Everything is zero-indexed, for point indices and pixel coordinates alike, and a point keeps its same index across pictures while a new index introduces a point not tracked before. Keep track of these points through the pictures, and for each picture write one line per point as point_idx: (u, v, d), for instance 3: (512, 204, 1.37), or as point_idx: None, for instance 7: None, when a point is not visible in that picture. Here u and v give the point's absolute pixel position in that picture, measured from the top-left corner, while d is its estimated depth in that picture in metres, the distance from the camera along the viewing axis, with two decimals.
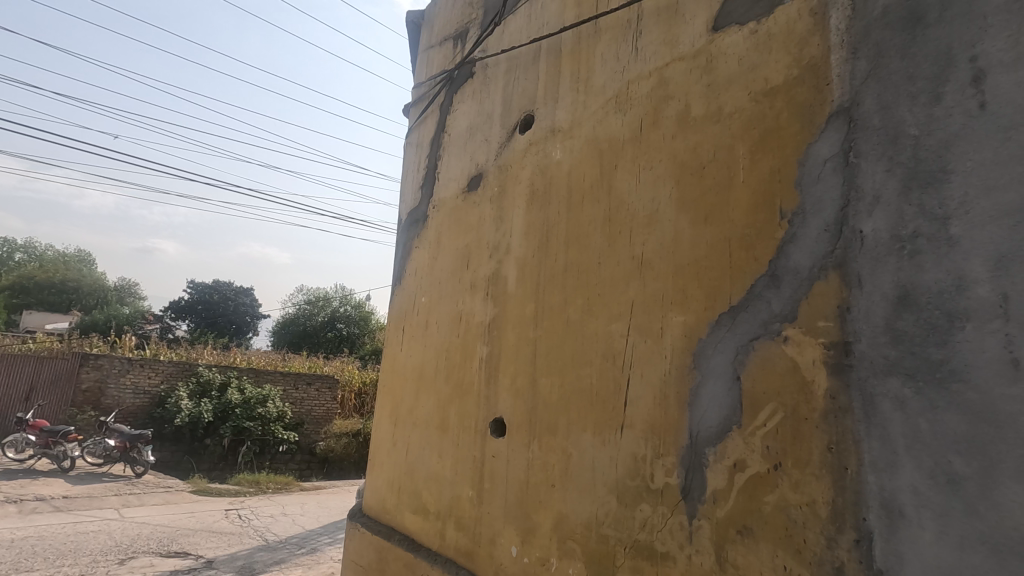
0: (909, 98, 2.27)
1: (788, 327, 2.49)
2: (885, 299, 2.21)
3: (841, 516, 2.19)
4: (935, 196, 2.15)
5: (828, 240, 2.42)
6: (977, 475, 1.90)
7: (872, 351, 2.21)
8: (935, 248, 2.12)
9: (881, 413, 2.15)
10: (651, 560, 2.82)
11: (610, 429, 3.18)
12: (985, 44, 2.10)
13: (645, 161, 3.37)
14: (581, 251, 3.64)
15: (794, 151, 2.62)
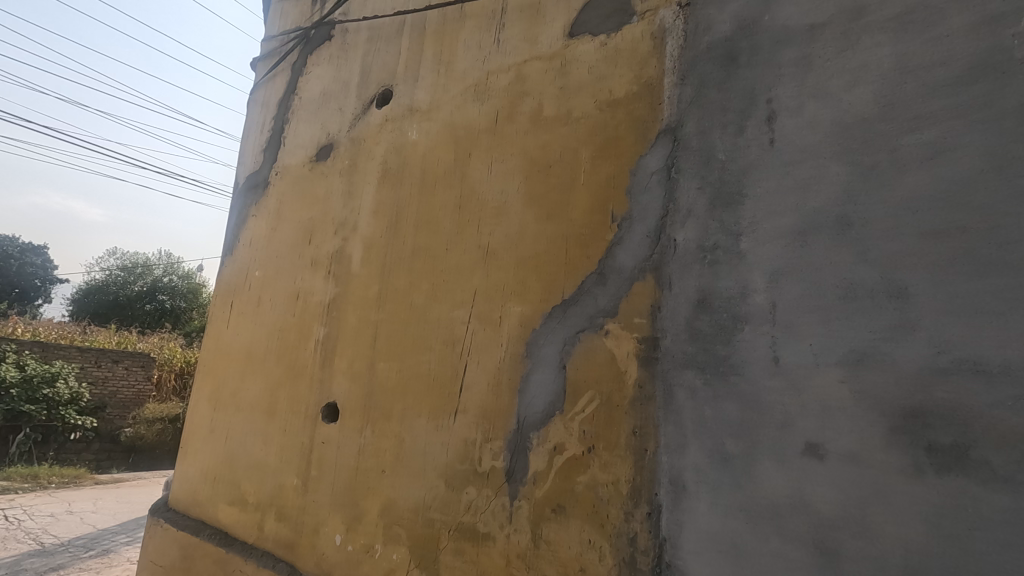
0: (721, 126, 2.59)
1: (609, 321, 2.73)
2: (688, 301, 2.52)
3: (638, 492, 2.46)
4: (733, 215, 2.48)
5: (648, 245, 2.68)
6: (742, 454, 2.24)
7: (674, 346, 2.51)
8: (728, 259, 2.45)
9: (677, 401, 2.45)
10: (473, 541, 2.91)
11: (445, 414, 3.20)
12: (779, 90, 2.47)
13: (498, 153, 3.42)
14: (430, 236, 3.60)
15: (628, 161, 2.85)
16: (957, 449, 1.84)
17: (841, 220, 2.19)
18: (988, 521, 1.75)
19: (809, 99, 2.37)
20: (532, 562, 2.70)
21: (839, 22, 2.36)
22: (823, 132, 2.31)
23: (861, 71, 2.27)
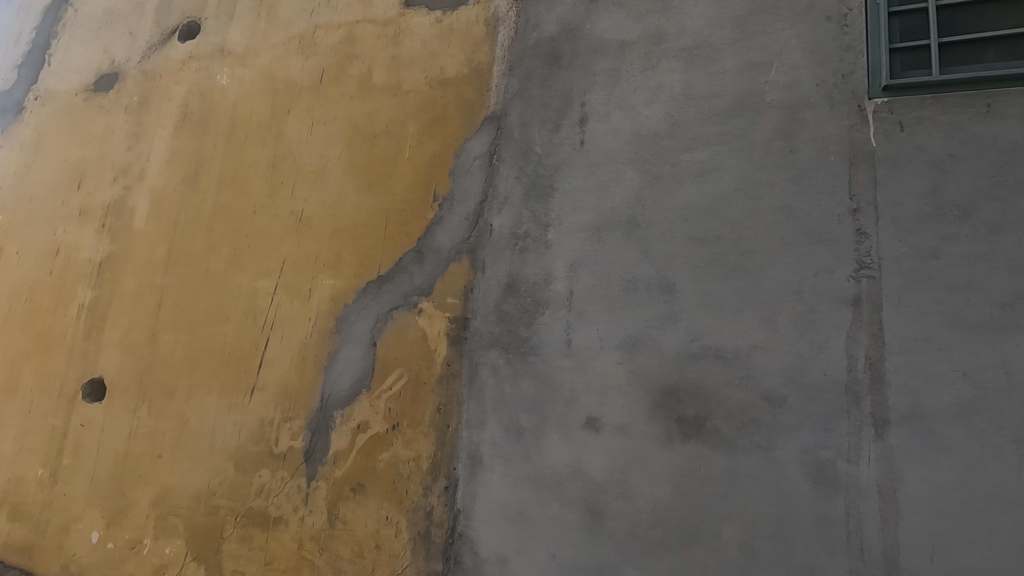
0: (541, 122, 2.75)
1: (423, 300, 2.75)
2: (497, 285, 2.65)
3: (438, 467, 2.56)
4: (543, 207, 2.64)
5: (466, 227, 2.76)
6: (533, 428, 2.43)
7: (482, 327, 2.63)
8: (537, 247, 2.61)
9: (480, 379, 2.57)
10: (262, 527, 2.75)
11: (238, 392, 2.93)
12: (592, 95, 2.68)
13: (320, 114, 3.19)
14: (235, 195, 3.23)
15: (454, 143, 2.89)
16: (698, 420, 2.21)
17: (630, 221, 2.47)
18: (712, 478, 2.15)
19: (615, 108, 2.62)
20: (327, 542, 2.65)
21: (644, 44, 2.64)
22: (623, 140, 2.57)
23: (657, 91, 2.57)
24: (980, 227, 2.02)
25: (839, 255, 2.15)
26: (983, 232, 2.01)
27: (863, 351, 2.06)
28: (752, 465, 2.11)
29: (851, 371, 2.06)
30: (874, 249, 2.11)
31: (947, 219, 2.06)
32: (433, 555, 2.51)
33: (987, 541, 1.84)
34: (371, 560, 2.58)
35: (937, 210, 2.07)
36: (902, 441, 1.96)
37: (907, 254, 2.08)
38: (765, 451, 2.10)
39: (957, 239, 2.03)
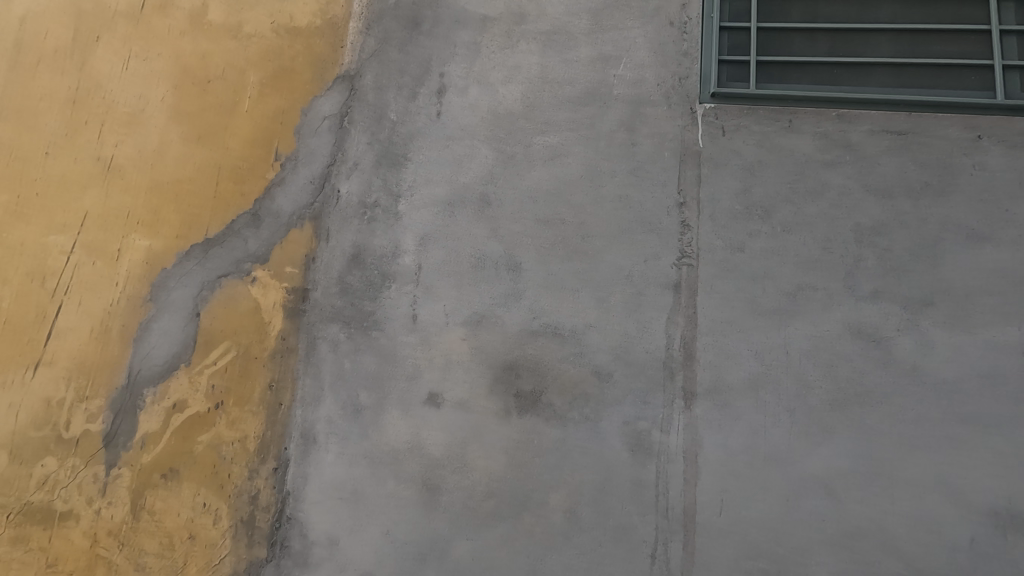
0: (397, 87, 2.63)
1: (257, 267, 2.51)
2: (342, 255, 2.51)
3: (266, 448, 2.38)
4: (395, 177, 2.55)
5: (310, 192, 2.57)
6: (373, 404, 2.36)
7: (323, 299, 2.48)
8: (386, 218, 2.52)
9: (318, 354, 2.44)
10: (44, 525, 2.35)
11: (16, 369, 2.43)
12: (451, 67, 2.63)
13: (138, 45, 2.72)
14: (17, 130, 2.62)
15: (301, 99, 2.66)
16: (534, 394, 2.30)
17: (482, 199, 2.49)
18: (544, 449, 2.26)
19: (473, 83, 2.60)
20: (128, 537, 2.35)
21: (505, 22, 2.63)
22: (479, 117, 2.57)
23: (515, 71, 2.59)
24: (776, 226, 2.32)
25: (665, 244, 2.36)
26: (778, 230, 2.31)
27: (679, 331, 2.28)
28: (580, 437, 2.25)
29: (668, 349, 2.27)
30: (694, 240, 2.34)
31: (752, 217, 2.34)
32: (257, 541, 2.34)
33: (763, 495, 2.14)
34: (183, 553, 2.34)
35: (745, 209, 2.35)
36: (704, 412, 2.22)
37: (720, 246, 2.33)
38: (592, 423, 2.25)
39: (758, 235, 2.32)
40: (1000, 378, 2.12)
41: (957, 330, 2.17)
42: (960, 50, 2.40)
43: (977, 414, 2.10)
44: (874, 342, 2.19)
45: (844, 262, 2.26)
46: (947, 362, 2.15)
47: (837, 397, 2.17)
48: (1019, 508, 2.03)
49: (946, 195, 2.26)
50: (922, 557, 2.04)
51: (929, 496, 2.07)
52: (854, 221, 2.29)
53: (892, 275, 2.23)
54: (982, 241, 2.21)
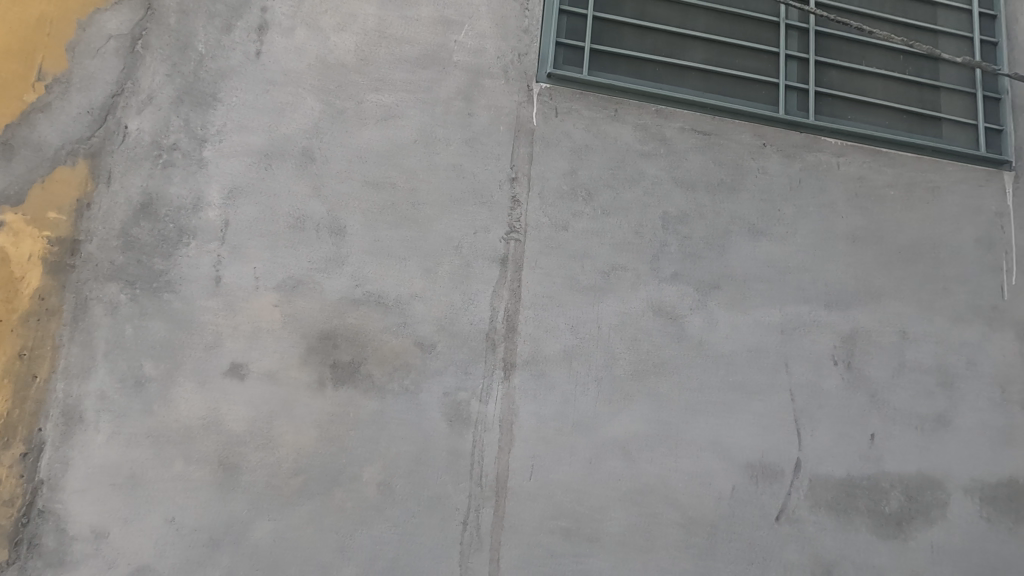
0: (207, 15, 2.29)
1: (6, 210, 2.04)
2: (127, 203, 2.14)
3: (12, 430, 1.97)
4: (200, 117, 2.23)
5: (87, 124, 2.14)
6: (161, 376, 2.07)
7: (99, 254, 2.09)
8: (186, 164, 2.20)
9: (90, 317, 2.06)
10: None
11: None
12: (276, 3, 2.36)
13: None
14: None
15: (77, 10, 2.19)
16: (352, 365, 2.20)
17: (305, 154, 2.28)
18: (360, 422, 2.17)
19: (301, 25, 2.36)
20: None
21: None
22: (306, 63, 2.34)
23: (350, 20, 2.41)
24: (597, 208, 2.47)
25: (495, 218, 2.39)
26: (598, 213, 2.47)
27: (503, 304, 2.34)
28: (398, 408, 2.20)
29: (491, 322, 2.32)
30: (522, 216, 2.41)
31: (576, 198, 2.47)
32: None
33: (570, 459, 2.28)
34: None
35: (570, 190, 2.47)
36: (522, 381, 2.30)
37: (545, 223, 2.42)
38: (412, 394, 2.22)
39: (581, 216, 2.46)
40: (764, 352, 2.49)
41: (735, 311, 2.50)
42: (755, 66, 2.74)
43: (744, 381, 2.45)
44: (671, 319, 2.45)
45: (651, 246, 2.49)
46: (726, 338, 2.47)
47: (638, 367, 2.39)
48: (769, 460, 2.42)
49: (736, 192, 2.58)
50: (695, 506, 2.33)
51: (704, 453, 2.37)
52: (662, 210, 2.52)
53: (689, 261, 2.50)
54: (759, 235, 2.57)
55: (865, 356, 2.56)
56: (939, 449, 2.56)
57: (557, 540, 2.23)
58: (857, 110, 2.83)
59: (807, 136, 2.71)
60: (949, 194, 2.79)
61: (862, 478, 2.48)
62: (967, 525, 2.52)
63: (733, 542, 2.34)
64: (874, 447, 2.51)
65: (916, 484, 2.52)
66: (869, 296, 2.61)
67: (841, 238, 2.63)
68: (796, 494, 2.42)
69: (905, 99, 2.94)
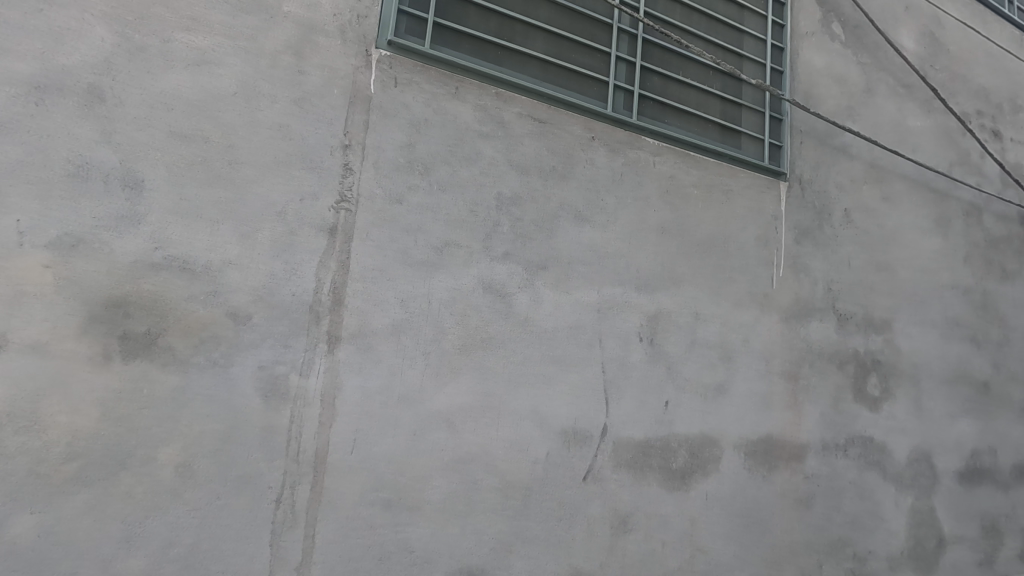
0: None
1: None
2: None
3: None
4: None
5: None
6: None
7: None
8: None
9: None
10: None
11: None
12: None
13: None
14: None
15: None
16: (148, 336, 1.98)
17: (92, 92, 1.98)
18: (156, 400, 1.96)
19: None
20: None
21: None
22: None
23: None
24: (433, 184, 2.49)
25: (325, 184, 2.29)
26: (434, 188, 2.49)
27: (330, 275, 2.26)
28: (204, 383, 2.03)
29: (316, 293, 2.23)
30: (355, 185, 2.34)
31: (412, 172, 2.46)
32: None
33: (394, 431, 2.30)
34: None
35: (407, 163, 2.45)
36: (347, 355, 2.26)
37: (380, 195, 2.38)
38: (222, 368, 2.06)
39: (417, 190, 2.46)
40: (582, 328, 2.72)
41: (559, 290, 2.70)
42: (589, 63, 2.95)
43: (563, 355, 2.66)
44: (500, 296, 2.57)
45: (484, 225, 2.58)
46: (550, 315, 2.66)
47: (466, 341, 2.47)
48: (581, 426, 2.67)
49: (565, 180, 2.78)
50: (513, 471, 2.50)
51: (524, 422, 2.54)
52: (497, 191, 2.62)
53: (520, 241, 2.64)
54: (584, 222, 2.80)
55: (665, 333, 2.93)
56: (717, 413, 3.02)
57: (377, 511, 2.24)
58: (673, 115, 3.20)
59: (630, 134, 2.99)
60: (738, 197, 3.28)
61: (657, 439, 2.85)
62: (734, 475, 3.03)
63: (546, 501, 2.55)
64: (668, 412, 2.89)
65: (698, 442, 2.95)
66: (671, 282, 2.99)
67: (652, 229, 2.97)
68: (601, 455, 2.70)
69: (712, 111, 3.37)
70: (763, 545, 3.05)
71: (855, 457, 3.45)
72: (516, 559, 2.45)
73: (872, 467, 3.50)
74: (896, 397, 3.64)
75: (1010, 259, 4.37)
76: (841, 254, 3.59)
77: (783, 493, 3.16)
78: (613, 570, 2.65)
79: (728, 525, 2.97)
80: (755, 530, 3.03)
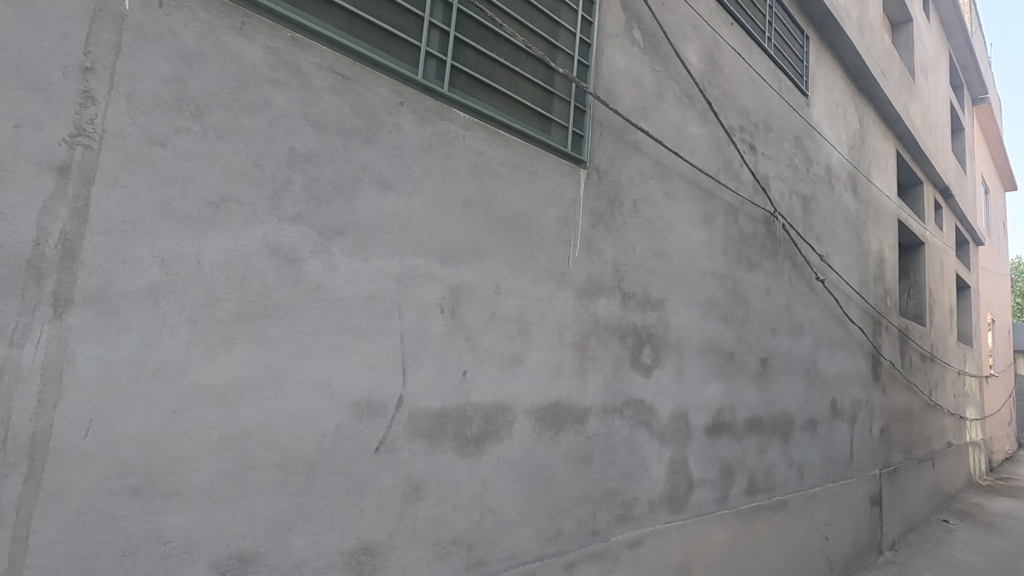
0: None
1: None
2: None
3: None
4: None
5: None
6: None
7: None
8: None
9: None
10: None
11: None
12: None
13: None
14: None
15: None
16: None
17: None
18: None
19: None
20: None
21: None
22: None
23: None
24: (209, 129, 2.19)
25: (53, 113, 1.87)
26: (209, 134, 2.19)
27: (59, 225, 1.87)
28: None
29: (37, 245, 1.83)
30: (98, 118, 1.96)
31: (181, 112, 2.13)
32: None
33: (146, 409, 2.00)
34: None
35: (173, 101, 2.11)
36: (81, 321, 1.89)
37: (134, 134, 2.02)
38: None
39: (186, 133, 2.14)
40: (380, 298, 2.65)
41: (357, 258, 2.58)
42: (399, 24, 2.90)
43: (359, 325, 2.57)
44: (287, 261, 2.37)
45: (272, 182, 2.34)
46: (345, 283, 2.53)
47: (243, 309, 2.24)
48: (375, 397, 2.61)
49: (369, 142, 2.65)
50: (296, 447, 2.35)
51: (310, 395, 2.40)
52: (289, 145, 2.40)
53: (314, 203, 2.46)
54: (387, 188, 2.71)
55: (465, 305, 3.00)
56: (512, 381, 3.20)
57: (121, 501, 1.93)
58: (484, 93, 3.27)
59: (440, 104, 2.96)
60: (543, 179, 3.46)
61: (453, 408, 2.92)
62: (524, 438, 3.25)
63: (333, 476, 2.45)
64: (465, 381, 2.98)
65: (493, 410, 3.10)
66: (475, 255, 3.06)
67: (458, 202, 3.00)
68: (395, 426, 2.68)
69: (522, 94, 3.51)
70: (546, 500, 3.34)
71: (629, 418, 3.94)
72: (296, 537, 2.33)
73: (641, 426, 4.04)
74: (664, 365, 4.24)
75: (754, 252, 5.33)
76: (628, 239, 4.02)
77: (567, 452, 3.48)
78: (402, 538, 2.67)
79: (516, 485, 3.18)
80: (540, 487, 3.31)
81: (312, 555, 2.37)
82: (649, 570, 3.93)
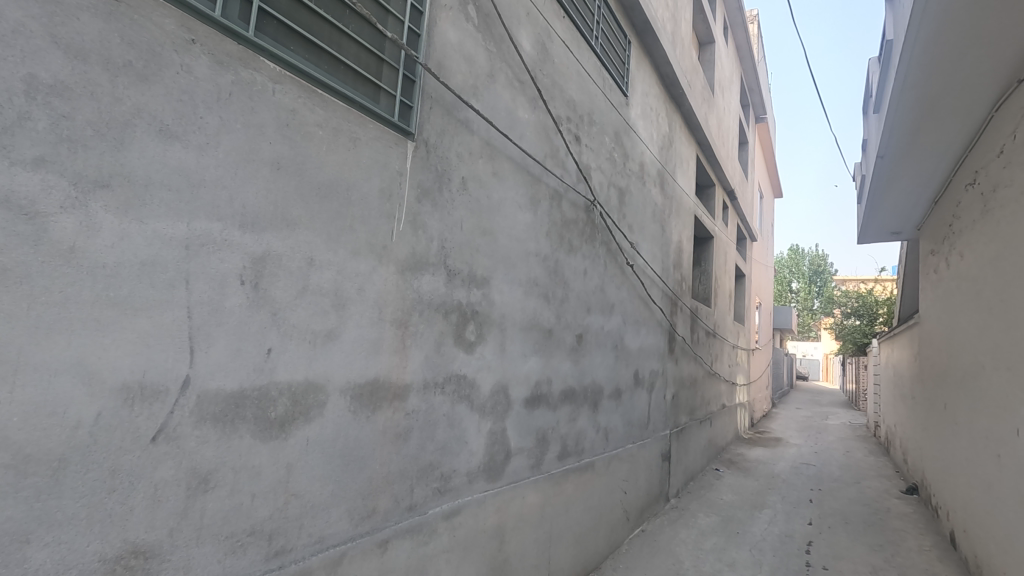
0: None
1: None
2: None
3: None
4: None
5: None
6: None
7: None
8: None
9: None
10: None
11: None
12: None
13: None
14: None
15: None
16: None
17: None
18: None
19: None
20: None
21: None
22: None
23: None
24: None
25: None
26: None
27: None
28: None
29: None
30: None
31: None
32: None
33: None
34: None
35: None
36: None
37: None
38: None
39: None
40: (159, 266, 2.28)
41: (127, 218, 2.18)
42: None
43: (128, 296, 2.19)
44: (24, 215, 1.92)
45: (1, 115, 1.87)
46: (110, 247, 2.13)
47: None
48: (151, 380, 2.26)
49: (147, 82, 2.25)
50: (35, 442, 1.94)
51: (58, 379, 2.00)
52: (27, 71, 1.93)
53: (64, 146, 2.02)
54: (172, 139, 2.33)
55: (271, 278, 2.75)
56: (325, 359, 3.03)
57: None
58: (300, 45, 2.98)
59: (244, 50, 2.62)
60: (365, 148, 3.29)
61: (253, 389, 2.67)
62: (337, 418, 3.11)
63: (90, 473, 2.08)
64: (269, 360, 2.74)
65: (301, 390, 2.91)
66: (283, 224, 2.80)
67: (265, 162, 2.71)
68: (179, 411, 2.36)
69: (346, 53, 3.27)
70: (360, 479, 3.25)
71: (450, 393, 4.00)
72: (37, 549, 1.94)
73: (462, 401, 4.12)
74: (486, 342, 4.37)
75: (575, 236, 5.74)
76: (455, 217, 4.03)
77: (383, 430, 3.42)
78: (184, 535, 2.38)
79: (327, 466, 3.04)
80: (352, 467, 3.20)
81: (58, 567, 2.00)
82: (464, 537, 4.07)
